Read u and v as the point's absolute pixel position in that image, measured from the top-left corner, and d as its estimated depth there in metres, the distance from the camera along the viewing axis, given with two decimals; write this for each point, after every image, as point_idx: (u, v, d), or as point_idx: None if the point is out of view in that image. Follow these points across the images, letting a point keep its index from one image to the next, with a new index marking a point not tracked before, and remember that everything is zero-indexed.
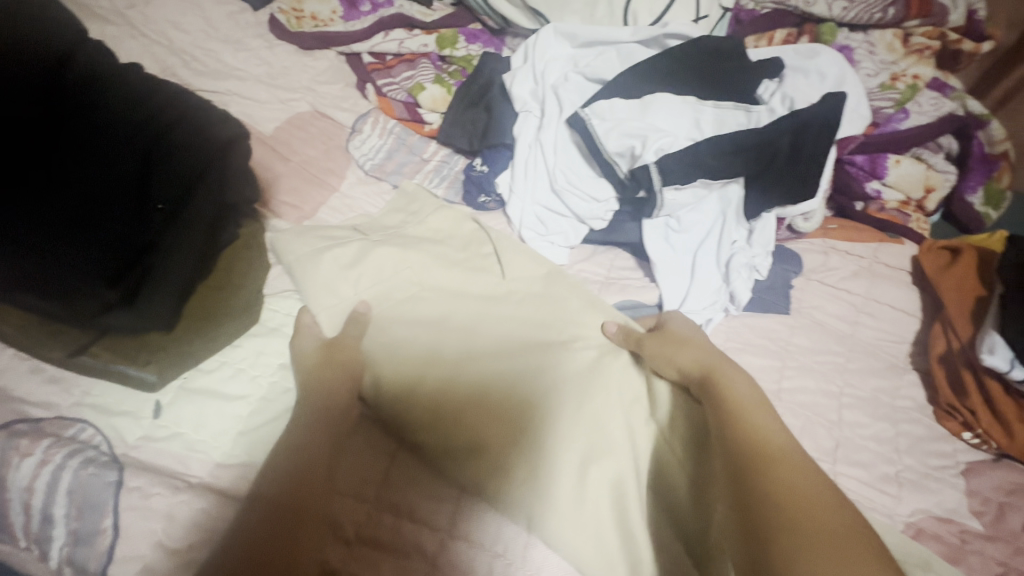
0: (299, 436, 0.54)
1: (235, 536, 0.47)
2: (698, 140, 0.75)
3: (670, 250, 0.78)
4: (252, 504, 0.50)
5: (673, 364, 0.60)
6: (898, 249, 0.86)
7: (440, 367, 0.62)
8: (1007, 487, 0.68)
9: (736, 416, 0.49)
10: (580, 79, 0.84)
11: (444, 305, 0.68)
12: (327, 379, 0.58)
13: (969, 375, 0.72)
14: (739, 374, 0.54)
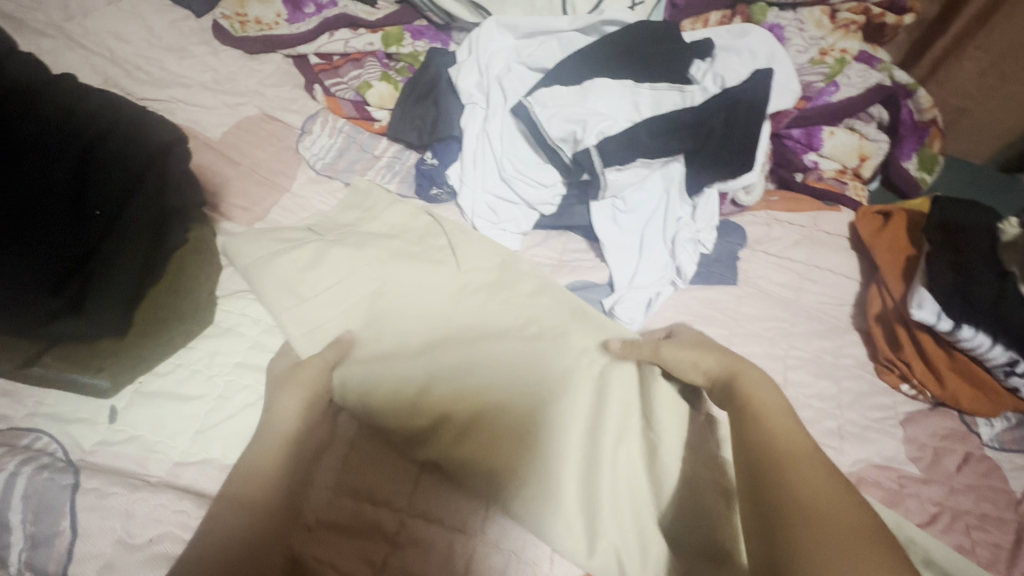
0: (273, 443, 0.55)
1: (207, 537, 0.49)
2: (637, 122, 0.77)
3: (618, 231, 0.81)
4: (223, 505, 0.51)
5: (698, 365, 0.60)
6: (837, 217, 0.90)
7: (403, 366, 0.63)
8: (941, 433, 0.73)
9: (754, 417, 0.52)
10: (523, 69, 0.86)
11: (409, 301, 0.69)
12: (309, 393, 0.58)
13: (903, 330, 0.76)
14: (761, 377, 0.57)
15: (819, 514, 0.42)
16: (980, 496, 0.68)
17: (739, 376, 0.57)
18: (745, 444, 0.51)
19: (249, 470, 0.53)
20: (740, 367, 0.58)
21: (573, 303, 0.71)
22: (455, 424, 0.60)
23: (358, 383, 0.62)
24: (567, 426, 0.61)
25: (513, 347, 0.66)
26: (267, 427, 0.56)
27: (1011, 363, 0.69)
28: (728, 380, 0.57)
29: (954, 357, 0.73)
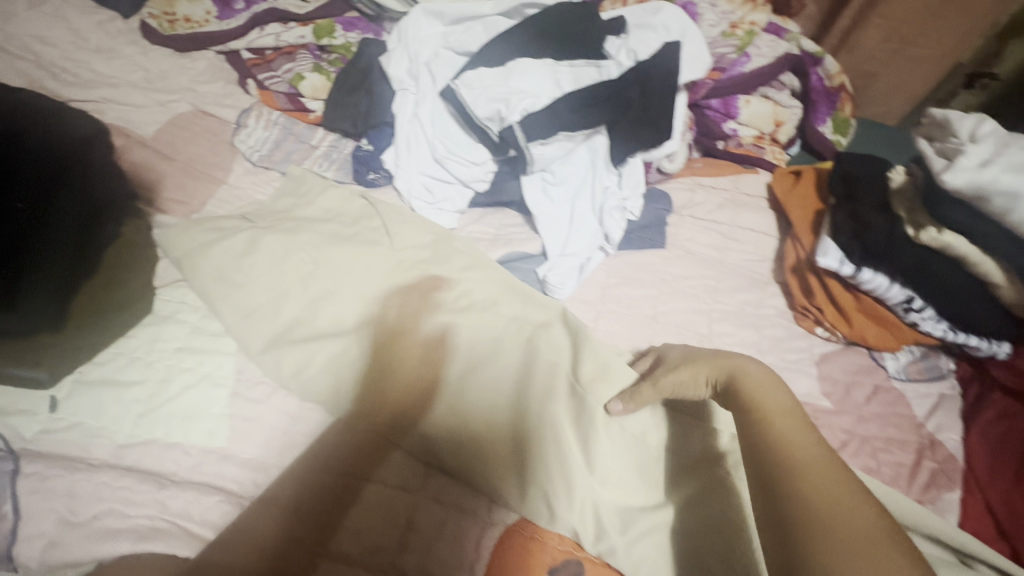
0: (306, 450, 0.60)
1: (238, 537, 0.52)
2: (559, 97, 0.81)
3: (549, 203, 0.85)
4: (253, 507, 0.55)
5: (698, 380, 0.62)
6: (756, 178, 0.96)
7: (354, 343, 0.66)
8: (852, 369, 0.80)
9: (763, 423, 0.54)
10: (450, 54, 0.89)
11: (362, 281, 0.71)
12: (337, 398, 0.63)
13: (815, 278, 0.82)
14: (764, 377, 0.59)
15: (834, 517, 0.44)
16: (886, 422, 0.75)
17: (739, 379, 0.59)
18: (755, 451, 0.52)
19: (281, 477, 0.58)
20: (734, 372, 0.60)
21: (498, 278, 0.76)
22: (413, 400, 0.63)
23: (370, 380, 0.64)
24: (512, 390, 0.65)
25: (462, 321, 0.70)
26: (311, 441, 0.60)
27: (908, 300, 0.75)
28: (727, 386, 0.60)
29: (860, 299, 0.80)
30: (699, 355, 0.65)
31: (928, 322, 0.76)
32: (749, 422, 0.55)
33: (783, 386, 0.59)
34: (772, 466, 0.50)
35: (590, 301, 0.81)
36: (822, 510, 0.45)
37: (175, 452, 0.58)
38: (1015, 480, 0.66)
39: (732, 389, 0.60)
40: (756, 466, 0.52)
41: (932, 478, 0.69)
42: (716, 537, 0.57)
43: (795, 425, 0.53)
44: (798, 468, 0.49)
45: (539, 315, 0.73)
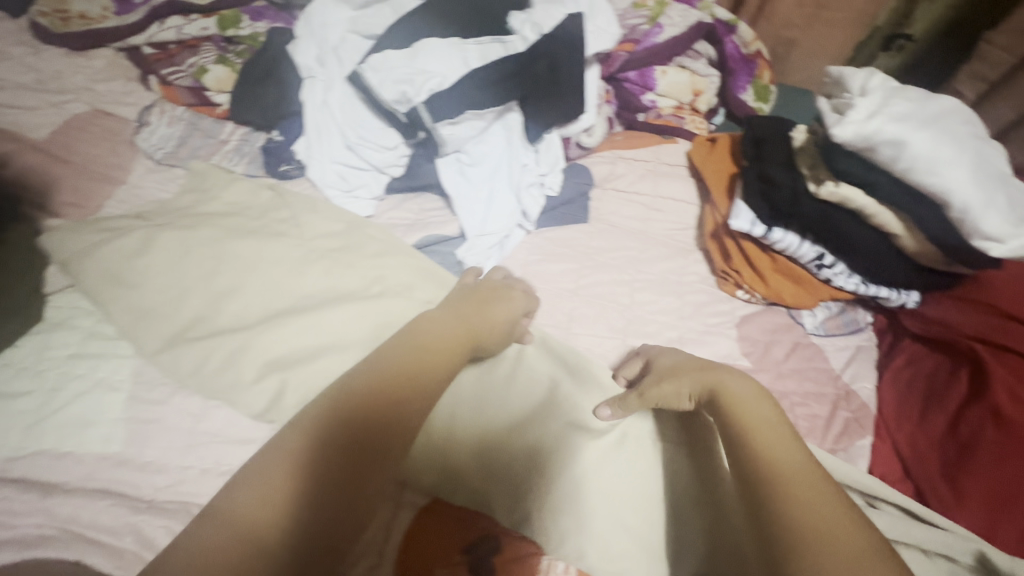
0: (326, 414, 0.49)
1: (272, 530, 0.42)
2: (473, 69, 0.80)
3: (467, 183, 0.84)
4: (266, 494, 0.44)
5: (682, 394, 0.61)
6: (676, 148, 0.96)
7: (257, 339, 0.64)
8: (771, 327, 0.81)
9: (748, 435, 0.52)
10: (357, 38, 0.86)
11: (270, 272, 0.69)
12: (409, 357, 0.55)
13: (731, 241, 0.83)
14: (747, 388, 0.57)
15: (823, 536, 0.43)
16: (804, 377, 0.76)
17: (720, 390, 0.58)
18: (740, 464, 0.50)
19: (286, 452, 0.47)
20: (720, 383, 0.58)
21: (421, 264, 0.76)
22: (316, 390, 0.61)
23: (445, 347, 0.58)
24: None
25: (372, 306, 0.69)
26: (329, 401, 0.51)
27: (819, 257, 0.77)
28: (709, 399, 0.58)
29: (775, 259, 0.81)
30: (686, 365, 0.64)
31: (840, 278, 0.78)
32: (731, 435, 0.53)
33: (768, 399, 0.57)
34: (756, 481, 0.48)
35: None
36: (811, 530, 0.43)
37: (67, 461, 0.56)
38: (919, 421, 0.68)
39: (714, 400, 0.58)
40: (741, 480, 0.50)
41: (845, 427, 0.71)
42: (635, 515, 0.61)
43: (780, 437, 0.51)
44: (785, 485, 0.47)
45: None
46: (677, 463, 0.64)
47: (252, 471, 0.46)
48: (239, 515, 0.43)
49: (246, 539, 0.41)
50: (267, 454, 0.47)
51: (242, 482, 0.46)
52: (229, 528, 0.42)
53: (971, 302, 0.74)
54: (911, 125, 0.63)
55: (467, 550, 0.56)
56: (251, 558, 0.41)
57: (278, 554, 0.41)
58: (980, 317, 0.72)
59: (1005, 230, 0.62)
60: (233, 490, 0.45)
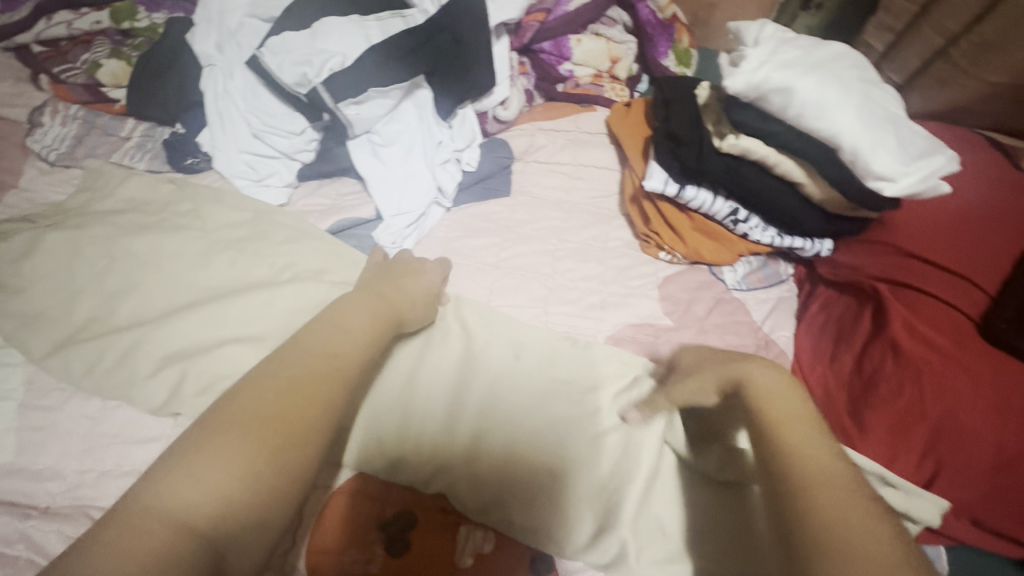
0: (265, 399, 0.43)
1: (211, 519, 0.37)
2: (375, 42, 0.78)
3: (380, 164, 0.82)
4: (199, 483, 0.38)
5: (705, 388, 0.55)
6: (595, 116, 0.97)
7: (154, 334, 0.62)
8: (693, 286, 0.82)
9: (774, 430, 0.47)
10: (258, 22, 0.82)
11: (169, 264, 0.68)
12: (331, 340, 0.49)
13: (649, 204, 0.83)
14: (775, 378, 0.52)
15: (860, 545, 0.37)
16: (725, 331, 0.77)
17: (745, 381, 0.52)
18: (764, 460, 0.45)
19: (224, 441, 0.40)
20: (745, 377, 0.52)
21: (324, 245, 0.74)
22: (215, 380, 0.60)
23: (373, 325, 0.54)
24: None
25: (275, 295, 0.67)
26: (260, 384, 0.45)
27: (733, 212, 0.79)
28: (732, 389, 0.53)
29: (693, 218, 0.82)
30: (713, 357, 0.57)
31: (756, 232, 0.79)
32: (755, 430, 0.48)
33: (798, 391, 0.51)
34: (786, 484, 0.42)
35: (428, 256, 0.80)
36: (844, 534, 0.38)
37: None
38: (830, 361, 0.70)
39: (737, 392, 0.52)
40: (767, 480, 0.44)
41: None
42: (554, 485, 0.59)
43: (809, 433, 0.46)
44: (814, 483, 0.42)
45: None
46: (634, 441, 0.62)
47: (181, 462, 0.39)
48: (167, 510, 0.36)
49: (180, 531, 0.36)
50: (196, 442, 0.40)
51: (164, 475, 0.39)
52: (152, 526, 0.36)
53: (876, 244, 0.75)
54: (796, 71, 0.64)
55: (381, 526, 0.57)
56: (183, 549, 0.35)
57: (218, 542, 0.36)
58: (884, 258, 0.73)
59: (893, 168, 0.64)
60: (155, 485, 0.38)
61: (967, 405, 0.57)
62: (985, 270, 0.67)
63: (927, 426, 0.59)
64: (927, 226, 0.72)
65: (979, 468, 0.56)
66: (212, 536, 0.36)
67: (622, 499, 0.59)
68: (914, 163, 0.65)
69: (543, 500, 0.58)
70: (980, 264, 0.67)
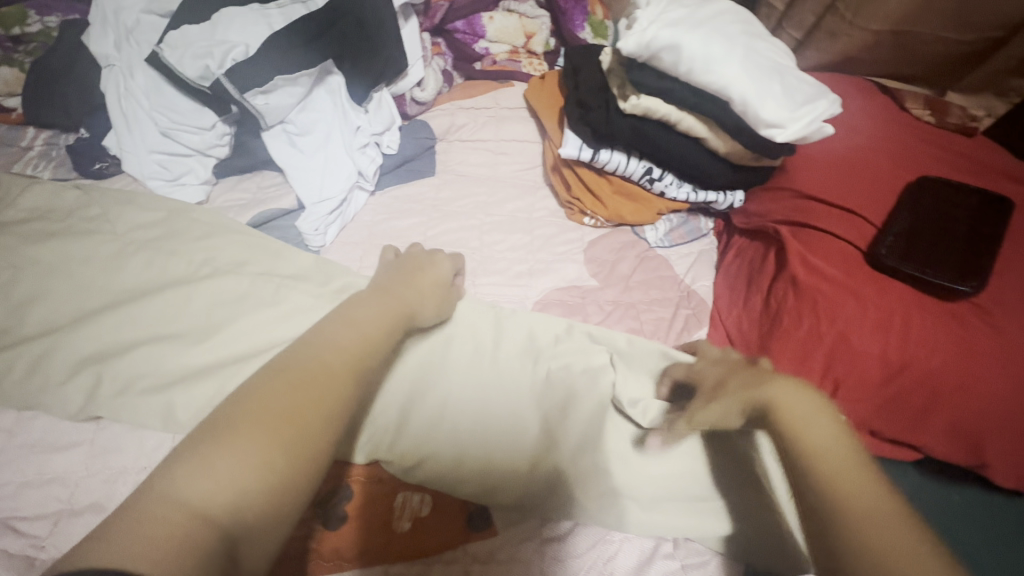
0: (279, 396, 0.42)
1: (229, 507, 0.36)
2: (278, 27, 0.77)
3: (298, 154, 0.82)
4: (217, 473, 0.37)
5: (729, 412, 0.50)
6: (513, 91, 0.99)
7: (65, 339, 0.62)
8: (618, 246, 0.84)
9: (813, 466, 0.42)
10: (154, 18, 0.79)
11: (79, 269, 0.67)
12: (355, 342, 0.48)
13: (568, 171, 0.86)
14: (804, 399, 0.46)
15: None
16: (650, 287, 0.80)
17: (773, 406, 0.46)
18: (804, 496, 0.42)
19: (246, 432, 0.39)
20: (770, 401, 0.47)
21: (244, 238, 0.73)
22: (134, 378, 0.60)
23: (380, 324, 0.52)
24: (246, 351, 0.64)
25: (192, 291, 0.67)
26: (281, 376, 0.43)
27: (648, 171, 0.82)
28: (759, 414, 0.48)
29: (612, 181, 0.84)
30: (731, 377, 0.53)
31: (671, 189, 0.83)
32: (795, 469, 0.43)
33: (834, 412, 0.46)
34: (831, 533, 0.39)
35: (355, 242, 0.81)
36: None
37: None
38: (744, 303, 0.74)
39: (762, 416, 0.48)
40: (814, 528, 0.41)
41: (685, 323, 0.75)
42: (498, 449, 0.62)
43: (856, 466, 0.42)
44: (873, 535, 0.38)
45: (290, 268, 0.72)
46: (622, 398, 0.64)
47: (194, 452, 0.38)
48: (182, 504, 0.35)
49: (194, 514, 0.35)
50: (212, 433, 0.39)
51: (185, 459, 0.38)
52: (172, 515, 0.34)
53: (779, 191, 0.80)
54: (682, 29, 0.67)
55: (321, 504, 0.58)
56: (199, 535, 0.34)
57: (234, 533, 0.36)
58: (786, 202, 0.78)
59: (780, 115, 0.68)
60: (166, 479, 0.36)
61: (858, 327, 0.62)
62: (871, 204, 0.72)
63: (826, 350, 0.63)
64: (822, 169, 0.77)
65: (871, 383, 0.61)
66: (232, 530, 0.35)
67: (570, 451, 0.62)
68: (800, 109, 0.69)
69: (486, 459, 0.61)
70: (867, 199, 0.72)
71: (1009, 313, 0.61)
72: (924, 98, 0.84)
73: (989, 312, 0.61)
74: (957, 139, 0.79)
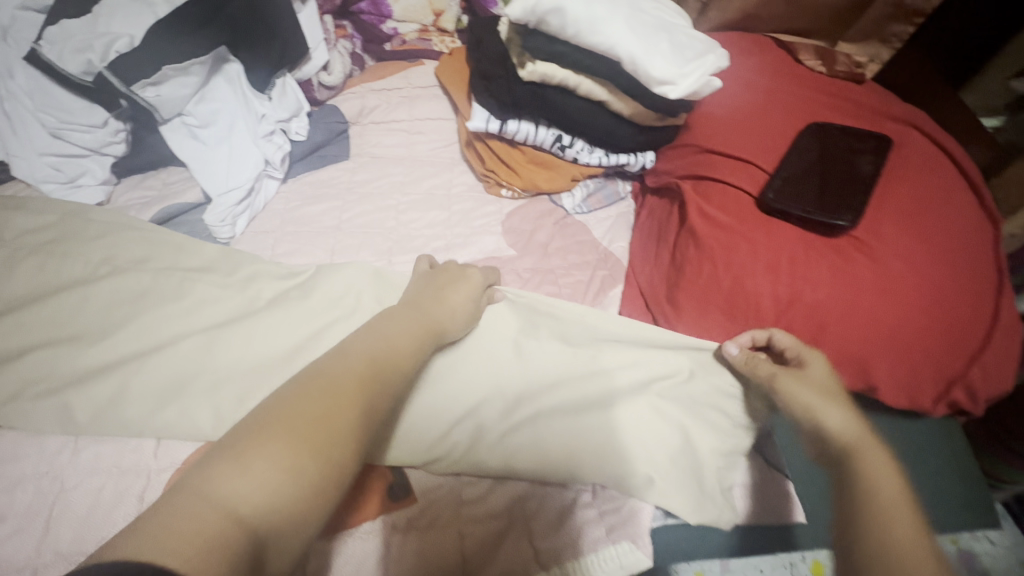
0: (310, 404, 0.41)
1: (263, 510, 0.36)
2: (163, 14, 0.72)
3: (202, 146, 0.79)
4: (253, 478, 0.36)
5: (810, 408, 0.52)
6: (424, 69, 0.99)
7: None
8: (535, 215, 0.85)
9: (872, 509, 0.42)
10: (31, 12, 0.73)
11: None
12: (372, 348, 0.49)
13: (481, 144, 0.86)
14: (893, 464, 0.46)
15: None
16: (568, 252, 0.80)
17: (857, 450, 0.47)
18: (848, 529, 0.42)
19: (279, 429, 0.39)
20: (856, 443, 0.48)
21: (147, 235, 0.71)
22: (30, 383, 0.59)
23: (413, 335, 0.54)
24: (151, 346, 0.62)
25: (90, 293, 0.65)
26: (315, 385, 0.43)
27: (558, 139, 0.83)
28: (841, 448, 0.48)
29: (524, 151, 0.85)
30: (829, 395, 0.53)
31: (584, 155, 0.84)
32: (854, 503, 0.43)
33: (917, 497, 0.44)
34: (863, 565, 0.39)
35: (268, 231, 0.80)
36: None
37: None
38: (654, 258, 0.76)
39: (845, 452, 0.48)
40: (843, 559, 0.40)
41: (602, 283, 0.77)
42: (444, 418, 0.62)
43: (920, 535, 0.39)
44: None
45: (196, 261, 0.70)
46: (536, 355, 0.67)
47: (239, 451, 0.37)
48: (216, 505, 0.34)
49: (231, 518, 0.34)
50: (257, 430, 0.39)
51: (223, 458, 0.37)
52: (207, 513, 0.34)
53: (683, 147, 0.82)
54: None
55: None
56: (231, 537, 0.34)
57: (263, 533, 0.35)
58: (689, 157, 0.80)
59: (670, 72, 0.69)
60: (211, 478, 0.36)
61: (751, 270, 0.65)
62: (765, 152, 0.74)
63: (723, 292, 0.66)
64: (720, 122, 0.80)
65: (767, 322, 0.64)
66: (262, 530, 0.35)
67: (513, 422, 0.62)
68: (689, 65, 0.71)
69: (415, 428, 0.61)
70: (760, 149, 0.75)
71: (886, 244, 0.65)
72: (816, 48, 0.88)
73: (865, 243, 0.65)
74: (847, 86, 0.82)
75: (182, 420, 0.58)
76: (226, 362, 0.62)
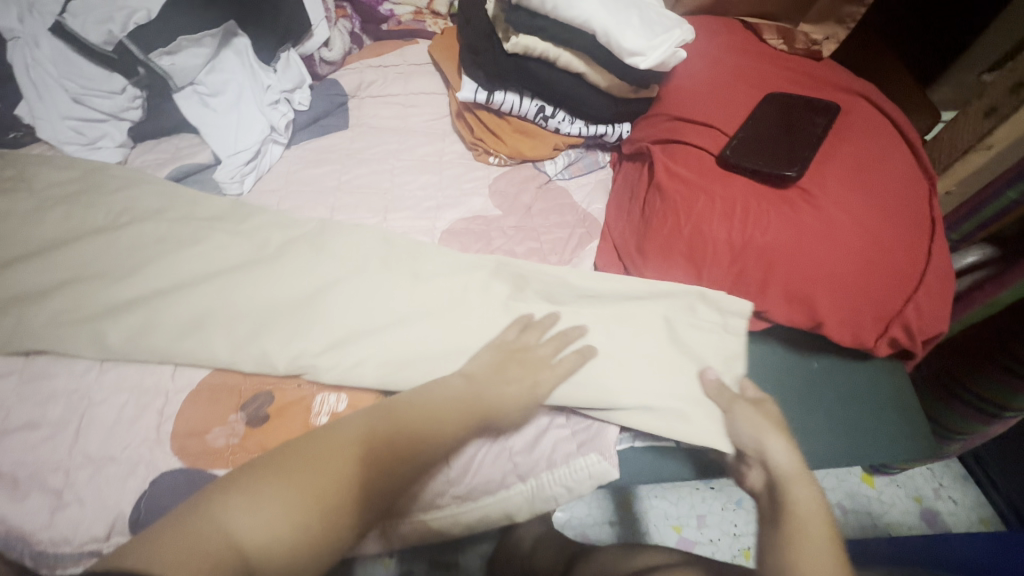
0: (317, 473, 0.49)
1: (264, 541, 0.44)
2: None
3: (212, 113, 0.86)
4: (261, 514, 0.45)
5: (759, 442, 0.61)
6: (418, 48, 1.07)
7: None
8: (520, 180, 0.92)
9: (791, 532, 0.52)
10: None
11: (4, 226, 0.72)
12: (397, 404, 0.57)
13: (470, 115, 0.93)
14: (813, 491, 0.56)
15: None
16: (550, 213, 0.87)
17: (784, 480, 0.57)
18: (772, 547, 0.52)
19: (291, 470, 0.49)
20: (785, 475, 0.57)
21: (163, 190, 0.78)
22: (57, 313, 0.66)
23: (455, 408, 0.58)
24: (168, 285, 0.69)
25: (113, 237, 0.72)
26: (326, 443, 0.52)
27: (541, 109, 0.90)
28: (774, 476, 0.58)
29: (510, 122, 0.92)
30: (773, 426, 0.62)
31: (565, 125, 0.91)
32: (782, 527, 0.53)
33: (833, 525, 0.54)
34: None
35: (273, 190, 0.86)
36: None
37: None
38: (627, 215, 0.83)
39: (778, 484, 0.58)
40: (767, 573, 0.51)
41: (580, 240, 0.84)
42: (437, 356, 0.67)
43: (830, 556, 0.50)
44: None
45: (207, 212, 0.77)
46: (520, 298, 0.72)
47: (254, 489, 0.47)
48: (222, 534, 0.43)
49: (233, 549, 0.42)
50: (274, 470, 0.49)
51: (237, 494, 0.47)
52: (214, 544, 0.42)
53: (654, 117, 0.89)
54: None
55: (242, 407, 0.63)
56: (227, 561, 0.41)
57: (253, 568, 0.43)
58: (660, 125, 0.87)
59: (640, 44, 0.77)
60: (223, 508, 0.45)
61: (709, 217, 0.72)
62: (726, 117, 0.82)
63: (684, 242, 0.73)
64: (687, 92, 0.87)
65: (722, 261, 0.72)
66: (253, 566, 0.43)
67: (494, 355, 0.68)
68: (657, 38, 0.78)
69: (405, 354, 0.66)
70: (721, 114, 0.82)
71: (829, 197, 0.72)
72: (777, 28, 0.96)
73: (811, 193, 0.72)
74: (801, 60, 0.90)
75: (196, 347, 0.65)
76: (237, 300, 0.69)
